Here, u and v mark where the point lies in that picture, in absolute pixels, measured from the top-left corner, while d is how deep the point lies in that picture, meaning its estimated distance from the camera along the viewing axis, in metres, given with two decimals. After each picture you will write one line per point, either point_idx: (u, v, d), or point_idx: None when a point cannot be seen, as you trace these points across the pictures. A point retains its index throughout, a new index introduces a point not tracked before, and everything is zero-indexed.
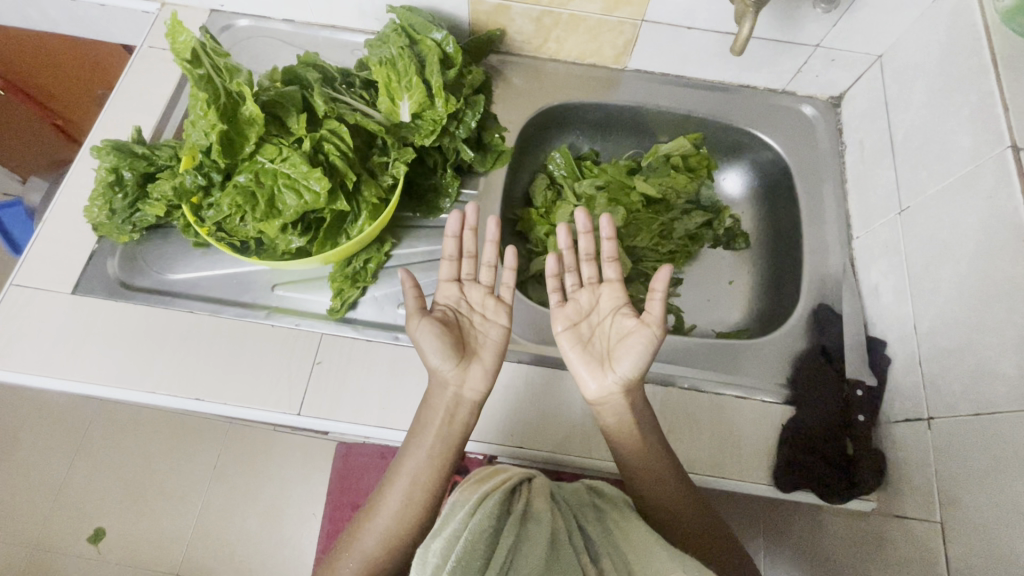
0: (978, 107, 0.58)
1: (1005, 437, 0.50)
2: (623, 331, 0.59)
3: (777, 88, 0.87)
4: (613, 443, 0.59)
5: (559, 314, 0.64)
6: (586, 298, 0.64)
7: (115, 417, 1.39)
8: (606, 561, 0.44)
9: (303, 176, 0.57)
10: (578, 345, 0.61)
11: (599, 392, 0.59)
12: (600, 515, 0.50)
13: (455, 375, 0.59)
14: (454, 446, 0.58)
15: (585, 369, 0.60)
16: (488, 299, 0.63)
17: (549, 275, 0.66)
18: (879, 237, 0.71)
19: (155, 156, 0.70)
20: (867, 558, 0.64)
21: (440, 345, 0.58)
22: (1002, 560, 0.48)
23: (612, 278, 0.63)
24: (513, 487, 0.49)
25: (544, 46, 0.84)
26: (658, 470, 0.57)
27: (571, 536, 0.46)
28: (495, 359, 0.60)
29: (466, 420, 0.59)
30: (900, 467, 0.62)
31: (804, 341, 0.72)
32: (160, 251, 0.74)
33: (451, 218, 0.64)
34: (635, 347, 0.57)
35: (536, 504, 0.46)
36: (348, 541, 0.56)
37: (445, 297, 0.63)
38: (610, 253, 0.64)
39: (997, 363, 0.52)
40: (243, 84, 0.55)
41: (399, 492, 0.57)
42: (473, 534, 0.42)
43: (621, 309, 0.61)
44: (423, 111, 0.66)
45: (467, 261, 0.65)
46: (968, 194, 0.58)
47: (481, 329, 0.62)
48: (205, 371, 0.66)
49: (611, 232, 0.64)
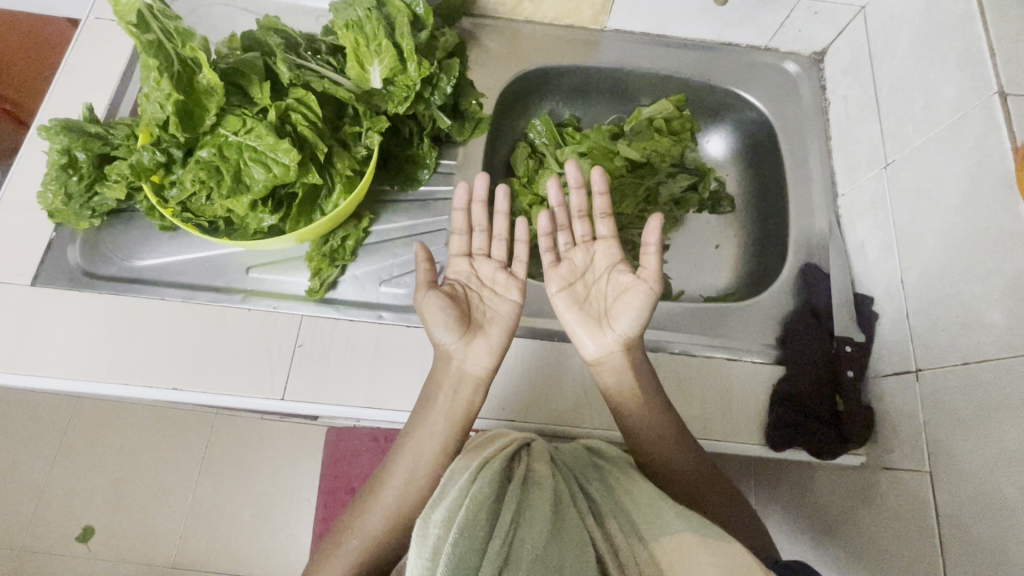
0: (965, 54, 0.57)
1: (992, 384, 0.50)
2: (619, 288, 0.58)
3: (759, 45, 0.85)
4: (614, 405, 0.58)
5: (553, 275, 0.62)
6: (581, 257, 0.63)
7: (94, 414, 1.35)
8: (611, 522, 0.42)
9: (270, 149, 0.53)
10: (574, 305, 0.60)
11: (597, 352, 0.57)
12: (601, 475, 0.49)
13: (460, 348, 0.57)
14: (460, 425, 0.56)
15: (583, 330, 0.58)
16: (500, 273, 0.61)
17: (543, 234, 0.64)
18: (865, 194, 0.71)
19: (110, 136, 0.66)
20: (859, 511, 0.65)
21: (447, 319, 0.56)
22: (990, 503, 0.49)
23: (606, 235, 0.62)
24: (514, 454, 0.47)
25: (519, 7, 0.81)
26: (661, 431, 0.57)
27: (574, 499, 0.44)
28: (503, 335, 0.58)
29: (470, 397, 0.56)
30: (889, 422, 0.62)
31: (792, 302, 0.72)
32: (125, 237, 0.70)
33: (459, 192, 0.63)
34: (633, 303, 0.56)
35: (536, 470, 0.45)
36: (350, 520, 0.55)
37: (455, 272, 0.61)
38: (603, 208, 0.61)
39: (985, 312, 0.52)
40: (198, 50, 0.51)
41: (402, 470, 0.55)
42: (476, 500, 0.40)
43: (617, 266, 0.60)
44: (395, 76, 0.63)
45: (479, 234, 0.63)
46: (955, 144, 0.57)
47: (490, 304, 0.60)
48: (181, 359, 0.63)
49: (604, 186, 0.62)
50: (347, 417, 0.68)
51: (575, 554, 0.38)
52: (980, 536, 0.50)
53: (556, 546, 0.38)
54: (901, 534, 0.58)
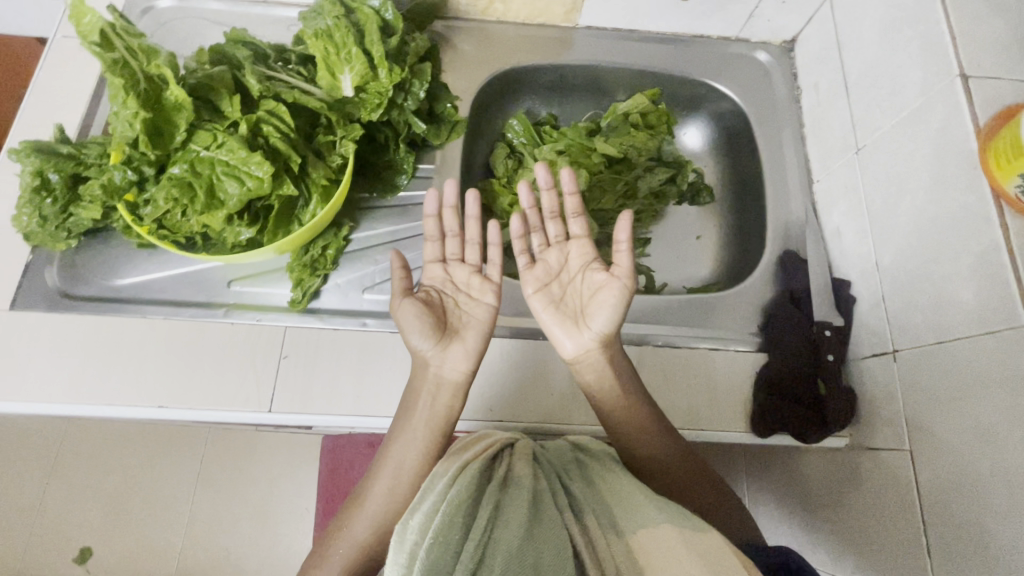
0: (927, 38, 0.58)
1: (965, 361, 0.51)
2: (593, 286, 0.59)
3: (731, 36, 0.85)
4: (594, 400, 0.59)
5: (528, 277, 0.62)
6: (555, 258, 0.63)
7: (85, 434, 1.34)
8: (590, 517, 0.43)
9: (243, 162, 0.53)
10: (550, 305, 0.60)
11: (576, 351, 0.58)
12: (584, 471, 0.50)
13: (436, 353, 0.57)
14: (441, 430, 0.56)
15: (560, 330, 0.59)
16: (474, 278, 0.61)
17: (516, 236, 0.65)
18: (839, 180, 0.72)
19: (83, 155, 0.65)
20: (845, 492, 0.66)
21: (422, 325, 0.57)
22: (967, 478, 0.50)
23: (579, 234, 0.62)
24: (495, 455, 0.48)
25: (490, 8, 0.81)
26: (640, 423, 0.58)
27: (553, 495, 0.45)
28: (480, 339, 0.58)
29: (449, 402, 0.57)
30: (870, 403, 0.63)
31: (772, 289, 0.73)
32: (104, 256, 0.69)
33: (430, 198, 0.63)
34: (608, 300, 0.56)
35: (517, 469, 0.46)
36: (336, 530, 0.55)
37: (430, 279, 0.62)
38: (574, 208, 0.62)
39: (956, 290, 0.53)
40: (163, 66, 0.51)
41: (386, 478, 0.55)
42: (452, 505, 0.41)
43: (591, 265, 0.60)
44: (366, 84, 0.63)
45: (452, 239, 0.64)
46: (921, 128, 0.58)
47: (466, 309, 0.60)
48: (166, 377, 0.63)
49: (574, 186, 0.63)
50: (336, 426, 0.68)
51: (551, 551, 0.38)
52: (959, 511, 0.51)
53: (531, 544, 0.39)
54: (886, 511, 0.59)
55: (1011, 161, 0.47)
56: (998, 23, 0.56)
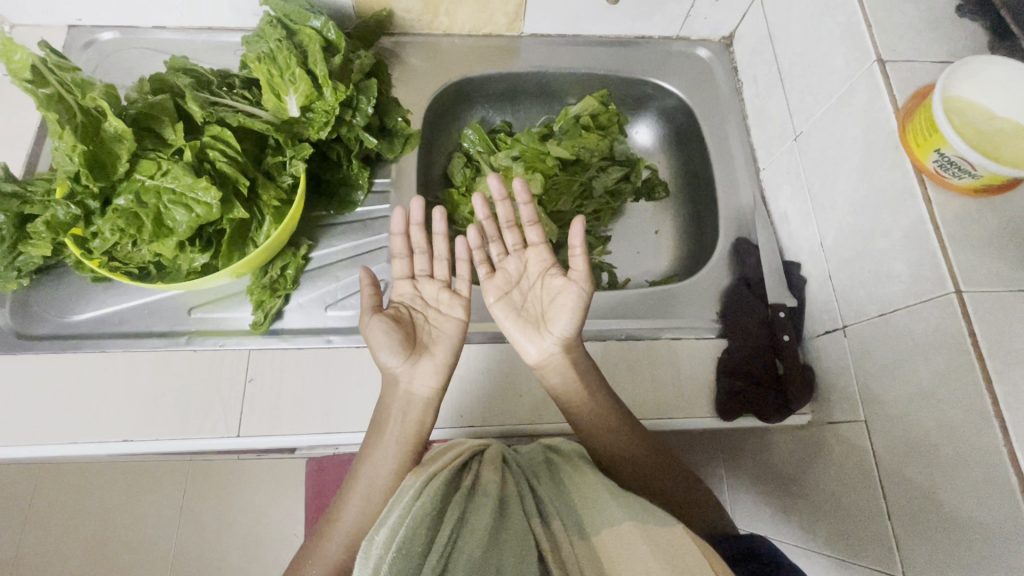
0: (846, 27, 0.61)
1: (906, 330, 0.53)
2: (553, 291, 0.60)
3: (672, 35, 0.88)
4: (562, 403, 0.61)
5: (490, 286, 0.64)
6: (514, 265, 0.64)
7: (60, 479, 1.30)
8: (556, 521, 0.44)
9: (189, 189, 0.53)
10: (512, 313, 0.62)
11: (539, 356, 0.60)
12: (553, 471, 0.52)
13: (405, 369, 0.58)
14: (412, 446, 0.57)
15: (522, 336, 0.61)
16: (443, 293, 0.62)
17: (473, 249, 0.66)
18: (782, 166, 0.75)
19: (28, 193, 0.63)
20: (813, 468, 0.68)
21: (391, 341, 0.57)
22: (916, 443, 0.52)
23: (536, 241, 0.63)
24: (463, 463, 0.50)
25: (435, 22, 0.82)
26: (608, 421, 0.60)
27: (521, 499, 0.47)
28: (449, 353, 0.59)
29: (420, 418, 0.58)
30: (827, 378, 0.65)
31: (728, 276, 0.75)
32: (58, 293, 0.69)
33: (395, 216, 0.64)
34: (566, 305, 0.58)
35: (484, 477, 0.48)
36: (310, 549, 0.55)
37: (399, 295, 0.63)
38: (530, 217, 0.63)
39: (891, 264, 0.56)
40: (98, 98, 0.52)
41: (359, 494, 0.56)
42: (416, 518, 0.42)
43: (549, 270, 0.62)
44: (312, 103, 0.64)
45: (420, 257, 0.64)
46: (850, 111, 0.61)
47: (435, 323, 0.61)
48: (129, 411, 0.62)
49: (527, 196, 0.63)
50: (309, 445, 0.67)
51: (514, 557, 0.40)
52: (911, 476, 0.53)
53: (495, 554, 0.40)
54: (850, 484, 0.61)
55: (929, 137, 0.50)
56: (909, 10, 0.59)
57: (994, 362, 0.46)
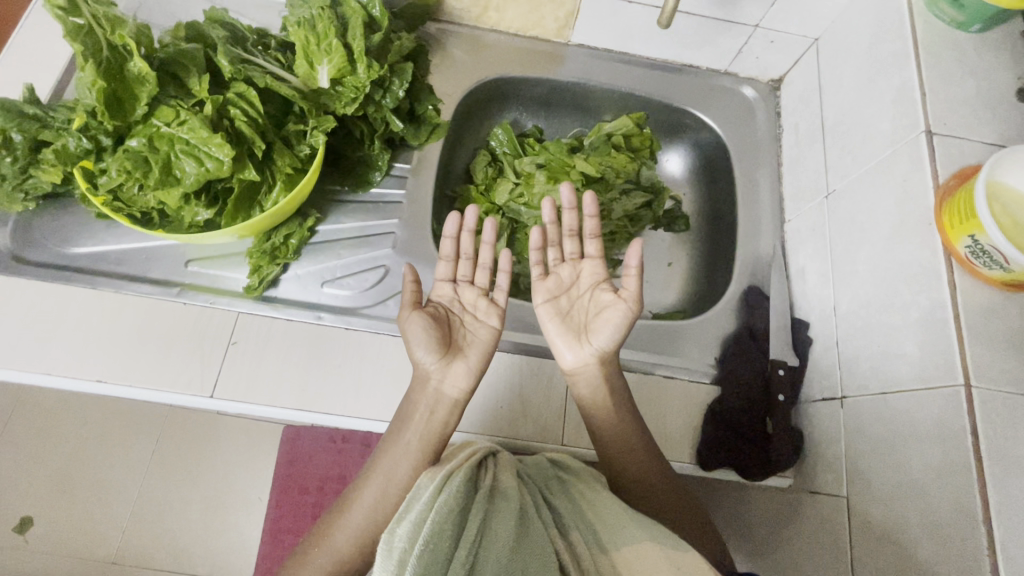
0: (899, 92, 0.59)
1: (905, 414, 0.51)
2: (599, 305, 0.59)
3: (720, 69, 0.86)
4: (588, 415, 0.60)
5: (539, 287, 0.62)
6: (568, 273, 0.63)
7: (41, 403, 1.31)
8: (575, 533, 0.45)
9: (203, 142, 0.53)
10: (557, 316, 0.60)
11: (575, 363, 0.59)
12: (566, 489, 0.51)
13: (438, 369, 0.57)
14: (432, 447, 0.56)
15: (561, 341, 0.60)
16: (481, 300, 0.61)
17: (533, 247, 0.64)
18: (809, 221, 0.72)
19: (49, 118, 0.62)
20: (787, 533, 0.65)
21: (428, 338, 0.56)
22: (896, 531, 0.50)
23: (593, 254, 0.63)
24: (479, 462, 0.50)
25: (484, 15, 0.81)
26: (629, 445, 0.58)
27: (537, 508, 0.47)
28: (483, 357, 0.58)
29: (445, 419, 0.56)
30: (816, 445, 0.63)
31: (733, 323, 0.73)
32: (60, 222, 0.68)
33: (448, 220, 0.62)
34: (612, 319, 0.57)
35: (503, 480, 0.48)
36: (319, 535, 0.55)
37: (438, 296, 0.61)
38: (592, 230, 0.62)
39: (902, 342, 0.53)
40: (127, 36, 0.51)
41: (374, 487, 0.55)
42: (441, 514, 0.42)
43: (600, 284, 0.61)
44: (343, 77, 0.63)
45: (464, 262, 0.63)
46: (886, 178, 0.59)
47: (470, 327, 0.60)
48: (107, 353, 0.61)
49: (594, 209, 0.63)
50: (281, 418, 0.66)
51: (538, 561, 0.41)
52: (885, 563, 0.51)
53: (520, 557, 0.40)
54: (821, 558, 0.59)
55: (965, 221, 0.48)
56: (966, 85, 0.57)
57: (992, 466, 0.44)
